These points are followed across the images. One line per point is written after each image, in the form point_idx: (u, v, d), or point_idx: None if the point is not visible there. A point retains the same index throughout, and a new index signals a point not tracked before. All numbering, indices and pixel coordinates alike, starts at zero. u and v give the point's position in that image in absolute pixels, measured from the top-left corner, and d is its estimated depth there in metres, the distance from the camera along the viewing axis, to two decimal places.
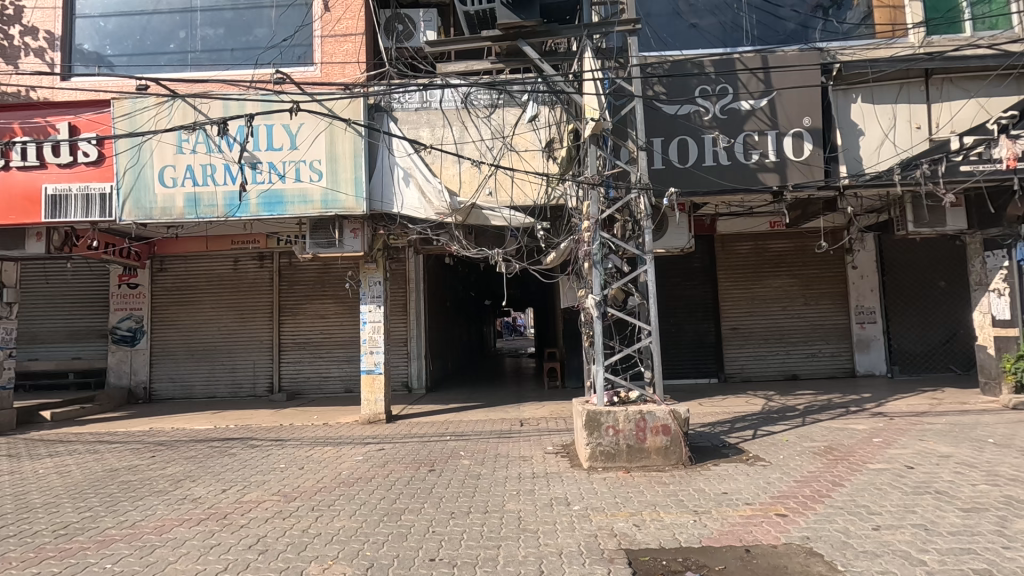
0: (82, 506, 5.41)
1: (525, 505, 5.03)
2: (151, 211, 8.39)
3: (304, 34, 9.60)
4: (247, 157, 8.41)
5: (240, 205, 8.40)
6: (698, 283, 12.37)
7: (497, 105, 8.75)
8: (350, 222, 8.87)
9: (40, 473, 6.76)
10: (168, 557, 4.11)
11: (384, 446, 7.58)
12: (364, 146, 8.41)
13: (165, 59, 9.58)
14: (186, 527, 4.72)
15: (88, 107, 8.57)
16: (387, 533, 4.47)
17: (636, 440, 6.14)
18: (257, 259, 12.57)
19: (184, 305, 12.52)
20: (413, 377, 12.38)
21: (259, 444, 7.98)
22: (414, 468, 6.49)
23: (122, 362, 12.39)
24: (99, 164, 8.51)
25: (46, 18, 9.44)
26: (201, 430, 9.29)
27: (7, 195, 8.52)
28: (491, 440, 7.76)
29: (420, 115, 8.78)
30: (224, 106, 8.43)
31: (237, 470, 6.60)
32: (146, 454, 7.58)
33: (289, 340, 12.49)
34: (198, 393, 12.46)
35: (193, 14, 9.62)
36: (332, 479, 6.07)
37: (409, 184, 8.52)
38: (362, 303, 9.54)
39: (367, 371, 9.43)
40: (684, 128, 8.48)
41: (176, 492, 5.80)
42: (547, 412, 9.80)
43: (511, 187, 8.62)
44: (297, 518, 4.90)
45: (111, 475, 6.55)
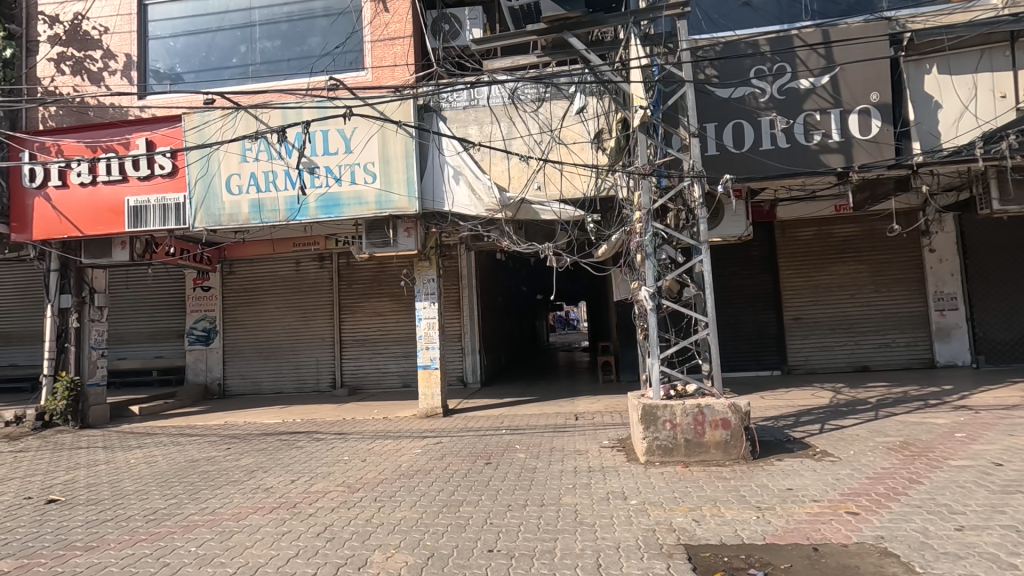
0: (167, 493, 5.85)
1: (582, 499, 5.03)
2: (219, 218, 8.91)
3: (355, 40, 9.88)
4: (306, 163, 8.77)
5: (300, 209, 8.77)
6: (757, 272, 11.92)
7: (544, 98, 8.71)
8: (404, 221, 9.09)
9: (131, 463, 7.36)
10: (245, 542, 4.38)
11: (441, 440, 7.76)
12: (415, 146, 8.60)
13: (228, 73, 10.12)
14: (260, 514, 5.02)
15: (163, 122, 9.19)
16: (447, 524, 4.58)
17: (694, 434, 6.01)
18: (317, 260, 13.10)
19: (251, 306, 13.23)
20: (468, 371, 12.58)
21: (323, 437, 8.35)
22: (471, 461, 6.61)
23: (199, 360, 13.25)
24: (173, 175, 9.11)
25: (124, 42, 10.16)
26: (271, 423, 9.80)
27: (95, 207, 9.28)
28: (545, 434, 7.79)
29: (468, 113, 8.87)
30: (283, 115, 8.83)
31: (303, 462, 6.94)
32: (223, 446, 8.10)
33: (349, 337, 12.97)
34: (267, 389, 13.14)
35: (252, 28, 10.10)
36: (393, 471, 6.28)
37: (459, 182, 8.63)
38: (417, 300, 9.76)
39: (423, 366, 9.65)
40: (738, 112, 8.17)
41: (249, 481, 6.17)
42: (602, 406, 9.72)
43: (561, 180, 8.58)
44: (361, 508, 5.10)
45: (192, 465, 7.04)
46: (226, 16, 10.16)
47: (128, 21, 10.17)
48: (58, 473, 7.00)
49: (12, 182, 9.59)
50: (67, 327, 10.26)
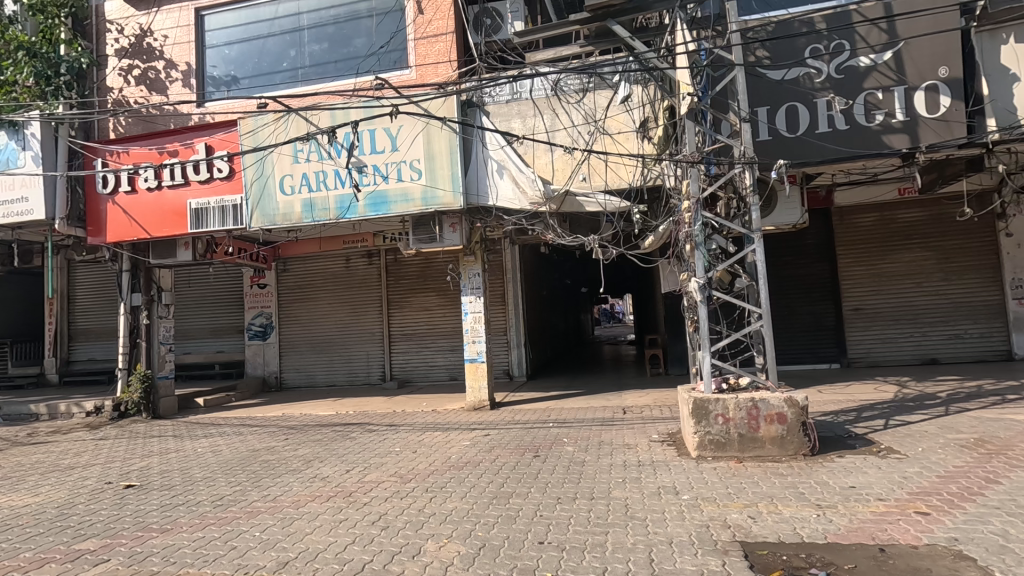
0: (232, 481, 6.17)
1: (632, 493, 4.98)
2: (274, 217, 9.26)
3: (399, 39, 10.03)
4: (354, 162, 8.98)
5: (350, 207, 9.01)
6: (812, 261, 11.45)
7: (588, 89, 8.60)
8: (449, 217, 9.20)
9: (199, 451, 7.80)
10: (305, 529, 4.56)
11: (489, 432, 7.85)
12: (459, 142, 8.67)
13: (279, 77, 10.47)
14: (318, 502, 5.22)
15: (221, 127, 9.61)
16: (497, 515, 4.63)
17: (748, 429, 5.84)
18: (366, 257, 13.45)
19: (305, 302, 13.71)
20: (514, 365, 12.64)
21: (375, 429, 8.60)
22: (519, 453, 6.65)
23: (257, 354, 13.84)
24: (231, 178, 9.52)
25: (183, 51, 10.67)
26: (325, 415, 10.16)
27: (161, 210, 9.82)
28: (593, 428, 7.74)
29: (511, 107, 8.85)
30: (332, 116, 9.08)
31: (357, 452, 7.16)
32: (282, 437, 8.46)
33: (397, 332, 13.27)
34: (321, 381, 13.60)
35: (301, 32, 10.39)
36: (443, 463, 6.40)
37: (503, 176, 8.65)
38: (463, 295, 9.87)
39: (470, 359, 9.77)
40: (792, 94, 7.82)
41: (307, 471, 6.42)
42: (651, 399, 9.59)
43: (606, 171, 8.46)
44: (413, 498, 5.22)
45: (254, 454, 7.39)
46: (276, 21, 10.49)
47: (187, 32, 10.67)
48: (134, 459, 7.51)
49: (87, 189, 10.26)
50: (139, 323, 10.95)
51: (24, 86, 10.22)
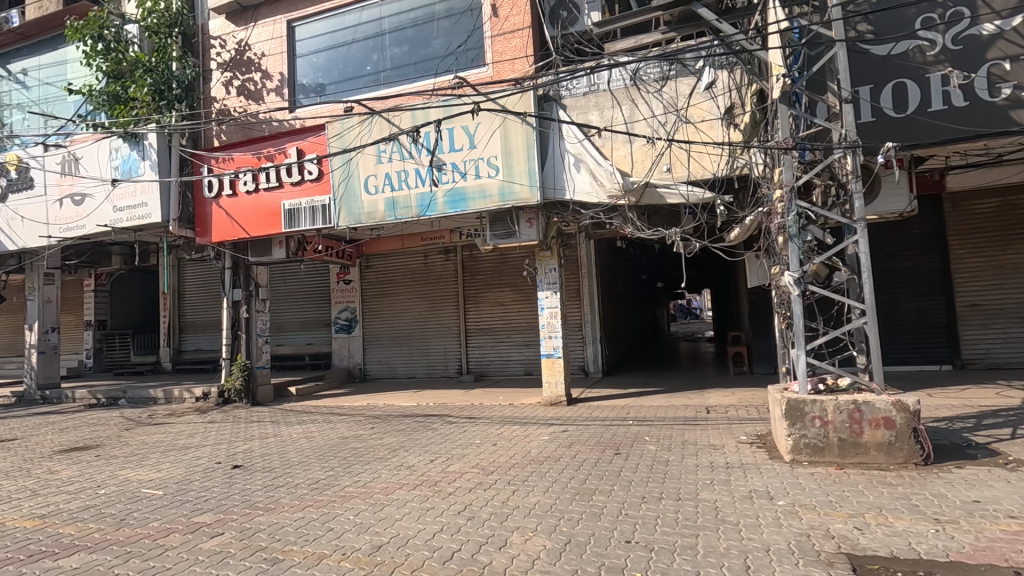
0: (325, 466, 6.54)
1: (722, 495, 4.78)
2: (359, 216, 9.68)
3: (476, 37, 10.15)
4: (434, 160, 9.22)
5: (430, 204, 9.24)
6: (919, 253, 10.49)
7: (669, 77, 8.32)
8: (525, 212, 9.22)
9: (294, 437, 8.33)
10: (394, 515, 4.74)
11: (568, 428, 7.82)
12: (536, 137, 8.66)
13: (363, 81, 10.91)
14: (406, 490, 5.41)
15: (311, 131, 10.16)
16: (581, 511, 4.60)
17: (849, 433, 5.43)
18: (443, 253, 13.78)
19: (386, 298, 14.26)
20: (590, 361, 12.51)
21: (455, 421, 8.80)
22: (599, 450, 6.57)
23: (343, 347, 14.57)
24: (320, 179, 10.04)
25: (276, 62, 11.37)
26: (407, 406, 10.53)
27: (259, 211, 10.53)
28: (675, 427, 7.51)
29: (588, 99, 8.75)
30: (413, 116, 9.35)
31: (439, 443, 7.37)
32: (368, 426, 8.87)
33: (473, 326, 13.52)
34: (401, 373, 14.11)
35: (383, 37, 10.75)
36: (523, 456, 6.44)
37: (580, 169, 8.55)
38: (539, 290, 9.87)
39: (547, 354, 9.77)
40: (900, 70, 7.16)
41: (393, 459, 6.68)
42: (735, 399, 9.17)
43: (688, 161, 8.16)
44: (496, 490, 5.29)
45: (344, 442, 7.78)
46: (360, 28, 10.93)
47: (280, 43, 11.37)
48: (238, 442, 8.14)
49: (195, 194, 11.21)
50: (239, 317, 11.84)
51: (142, 101, 11.25)
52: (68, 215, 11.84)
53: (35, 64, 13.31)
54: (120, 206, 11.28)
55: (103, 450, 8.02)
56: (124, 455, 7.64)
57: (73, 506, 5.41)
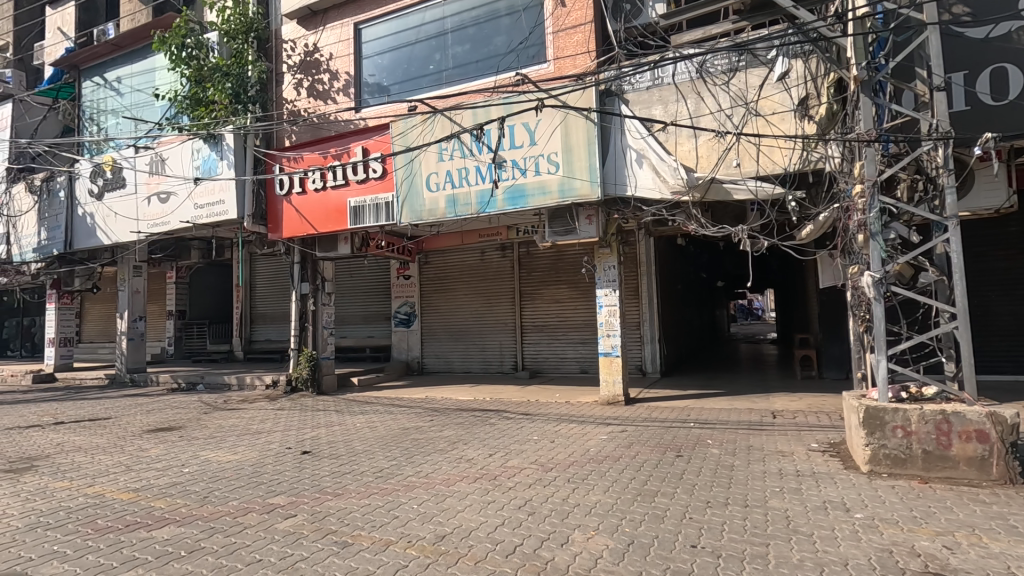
0: (389, 455, 6.75)
1: (793, 504, 4.58)
2: (421, 213, 9.89)
3: (538, 34, 10.12)
4: (495, 158, 9.28)
5: (490, 201, 9.32)
6: (1016, 253, 9.67)
7: (737, 68, 8.04)
8: (585, 209, 9.14)
9: (358, 426, 8.64)
10: (456, 507, 4.83)
11: (626, 428, 7.71)
12: (598, 132, 8.56)
13: (425, 81, 11.13)
14: (466, 483, 5.51)
15: (376, 130, 10.46)
16: (643, 512, 4.53)
17: (936, 446, 5.08)
18: (500, 250, 13.87)
19: (443, 293, 14.51)
20: (647, 360, 12.29)
21: (512, 416, 8.86)
22: (660, 451, 6.45)
23: (402, 340, 14.95)
24: (384, 177, 10.33)
25: (344, 63, 11.78)
26: (464, 400, 10.69)
27: (326, 208, 10.96)
28: (740, 431, 7.25)
29: (652, 93, 8.57)
30: (473, 114, 9.45)
31: (497, 438, 7.44)
32: (427, 418, 9.07)
33: (529, 323, 13.56)
34: (457, 368, 14.33)
35: (445, 36, 10.92)
36: (582, 455, 6.40)
37: (643, 165, 8.39)
38: (598, 287, 9.78)
39: (604, 353, 9.67)
40: (1001, 54, 6.65)
41: (453, 451, 6.81)
42: (805, 404, 8.76)
43: (757, 156, 7.87)
44: (556, 487, 5.29)
45: (404, 433, 7.99)
46: (423, 28, 11.14)
47: (347, 46, 11.76)
48: (306, 429, 8.52)
49: (267, 191, 11.78)
50: (307, 310, 12.39)
51: (221, 103, 11.94)
52: (154, 212, 12.74)
53: (127, 72, 14.38)
54: (200, 204, 12.03)
55: (185, 431, 8.60)
56: (204, 437, 8.15)
57: (162, 482, 5.84)
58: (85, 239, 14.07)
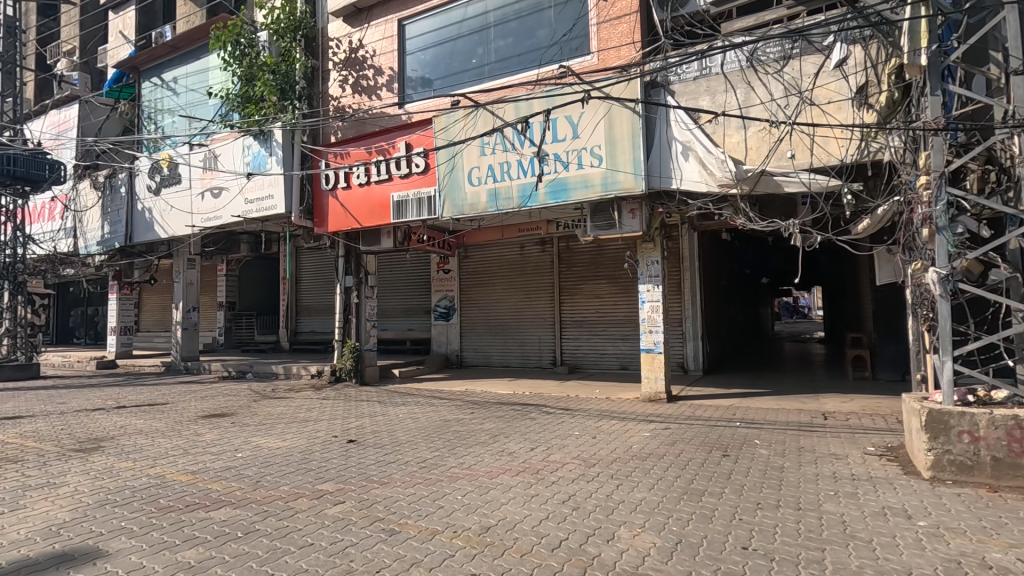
0: (432, 446, 6.84)
1: (849, 509, 4.41)
2: (462, 207, 9.94)
3: (582, 25, 10.00)
4: (537, 151, 9.24)
5: (532, 195, 9.28)
6: None
7: (791, 56, 7.80)
8: (628, 203, 9.01)
9: (400, 417, 8.79)
10: (500, 499, 4.86)
11: (669, 425, 7.59)
12: (642, 124, 8.41)
13: (467, 75, 11.17)
14: (509, 475, 5.52)
15: (419, 126, 10.58)
16: (691, 511, 4.44)
17: (1006, 453, 4.79)
18: (539, 244, 13.86)
19: (482, 287, 14.60)
20: (689, 358, 12.05)
21: (552, 411, 8.84)
22: (706, 450, 6.31)
23: (441, 334, 15.11)
24: (427, 171, 10.44)
25: (388, 59, 11.94)
26: (504, 394, 10.74)
27: (370, 203, 11.16)
28: (788, 432, 7.03)
29: (699, 84, 8.39)
30: (516, 107, 9.43)
31: (538, 432, 7.44)
32: (468, 410, 9.15)
33: (568, 318, 13.49)
34: (496, 362, 14.39)
35: (488, 30, 10.91)
36: (625, 451, 6.33)
37: (689, 157, 8.20)
38: (640, 283, 9.63)
39: (646, 349, 9.52)
40: None
41: (495, 444, 6.84)
42: (858, 406, 8.42)
43: (812, 147, 7.62)
44: (600, 482, 5.25)
45: (446, 425, 8.09)
46: (466, 23, 11.17)
47: (391, 42, 11.92)
48: (351, 419, 8.72)
49: (314, 186, 12.09)
50: (351, 302, 12.66)
51: (269, 101, 12.27)
52: (208, 207, 13.24)
53: (182, 72, 14.97)
54: (251, 199, 12.43)
55: (237, 417, 8.94)
56: (254, 424, 8.45)
57: (218, 465, 6.09)
58: (144, 232, 14.75)
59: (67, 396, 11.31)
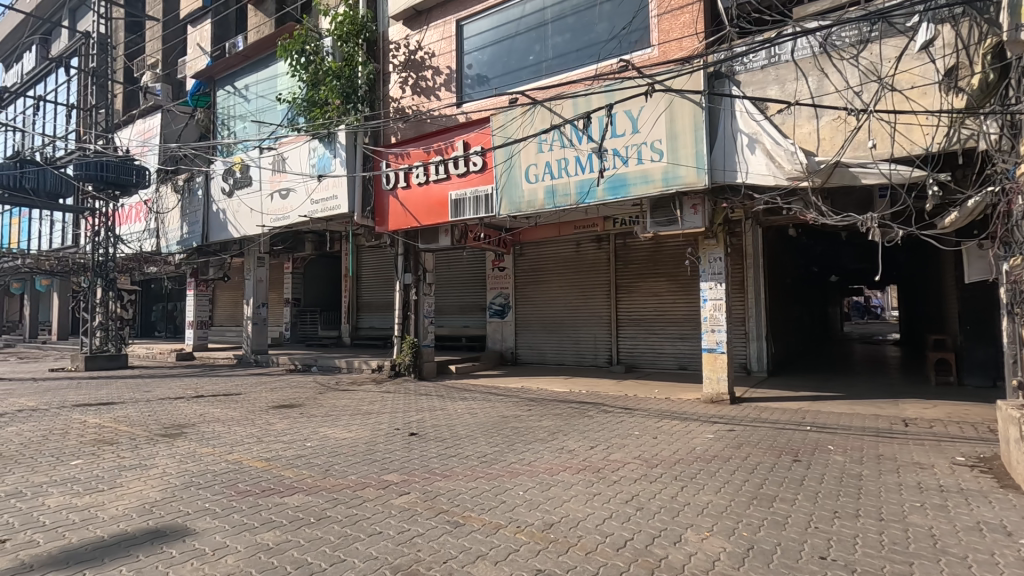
0: (491, 441, 6.90)
1: (938, 522, 4.12)
2: (519, 204, 9.97)
3: (642, 17, 9.79)
4: (595, 147, 9.13)
5: (590, 191, 9.19)
6: None
7: (869, 40, 7.36)
8: (690, 198, 8.76)
9: (459, 412, 8.93)
10: (561, 496, 4.85)
11: (734, 428, 7.34)
12: (706, 116, 8.16)
13: (525, 73, 11.18)
14: (570, 473, 5.51)
15: (476, 125, 10.69)
16: (762, 517, 4.27)
17: None
18: (595, 242, 13.74)
19: (537, 285, 14.60)
20: (752, 359, 11.60)
21: (611, 410, 8.72)
22: (774, 454, 6.06)
23: (496, 331, 15.22)
24: (484, 170, 10.53)
25: (446, 59, 12.13)
26: (560, 392, 10.70)
27: (429, 201, 11.38)
28: (864, 438, 6.65)
29: (767, 73, 8.08)
30: (574, 104, 9.36)
31: (597, 431, 7.36)
32: (525, 407, 9.17)
33: (625, 316, 13.29)
34: (550, 359, 14.36)
35: (545, 27, 10.88)
36: (688, 452, 6.18)
37: (755, 150, 7.88)
38: (702, 280, 9.35)
39: (708, 349, 9.24)
40: None
41: (554, 441, 6.83)
42: (943, 413, 7.86)
43: (893, 135, 7.17)
44: (663, 483, 5.14)
45: (504, 421, 8.14)
46: (523, 21, 11.18)
47: (449, 43, 12.10)
48: (412, 413, 8.93)
49: (375, 187, 12.46)
50: (409, 299, 12.97)
51: (333, 104, 12.74)
52: (277, 207, 13.88)
53: (253, 80, 15.77)
54: (317, 199, 12.95)
55: (305, 408, 9.34)
56: (321, 415, 8.80)
57: (289, 454, 6.39)
58: (218, 232, 15.65)
59: (152, 385, 12.16)
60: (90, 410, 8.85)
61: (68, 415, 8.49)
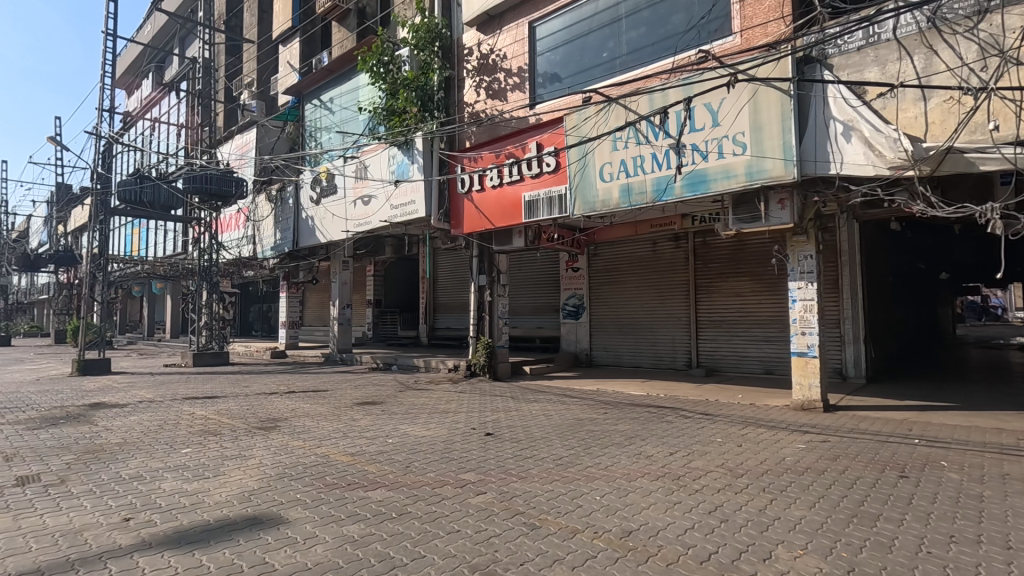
0: (567, 444, 6.83)
1: None
2: (594, 204, 9.83)
3: (723, 5, 9.36)
4: (672, 143, 8.82)
5: (667, 189, 8.90)
6: None
7: (988, 10, 6.66)
8: (777, 192, 8.22)
9: (533, 413, 8.93)
10: (640, 503, 4.70)
11: (829, 438, 6.82)
12: (794, 104, 7.65)
13: (598, 70, 11.01)
14: (649, 479, 5.34)
15: (549, 126, 10.66)
16: (864, 538, 3.92)
17: None
18: (673, 241, 13.29)
19: (612, 286, 14.33)
20: (848, 364, 10.74)
21: (691, 415, 8.38)
22: (877, 469, 5.56)
23: (570, 332, 15.11)
24: (558, 170, 10.47)
25: (519, 61, 12.20)
26: (637, 395, 10.43)
27: (503, 203, 11.49)
28: (985, 455, 5.95)
29: (865, 54, 7.49)
30: (650, 99, 9.09)
31: (677, 436, 7.09)
32: (601, 410, 9.01)
33: (705, 317, 12.74)
34: (626, 361, 14.05)
35: (619, 22, 10.67)
36: (777, 463, 5.80)
37: (852, 138, 7.31)
38: (791, 280, 8.76)
39: (798, 353, 8.66)
40: None
41: (631, 446, 6.66)
42: None
43: (1019, 115, 6.42)
44: (751, 495, 4.86)
45: (579, 423, 8.05)
46: (596, 17, 11.02)
47: (522, 45, 12.17)
48: (487, 413, 9.04)
49: (451, 191, 12.76)
50: (484, 300, 13.14)
51: (411, 112, 13.19)
52: (359, 213, 14.56)
53: (337, 92, 16.65)
54: (396, 204, 13.45)
55: (386, 406, 9.71)
56: (401, 413, 9.11)
57: (372, 449, 6.66)
58: (307, 238, 16.65)
59: (250, 381, 13.11)
60: (198, 403, 9.68)
61: (178, 407, 9.33)
